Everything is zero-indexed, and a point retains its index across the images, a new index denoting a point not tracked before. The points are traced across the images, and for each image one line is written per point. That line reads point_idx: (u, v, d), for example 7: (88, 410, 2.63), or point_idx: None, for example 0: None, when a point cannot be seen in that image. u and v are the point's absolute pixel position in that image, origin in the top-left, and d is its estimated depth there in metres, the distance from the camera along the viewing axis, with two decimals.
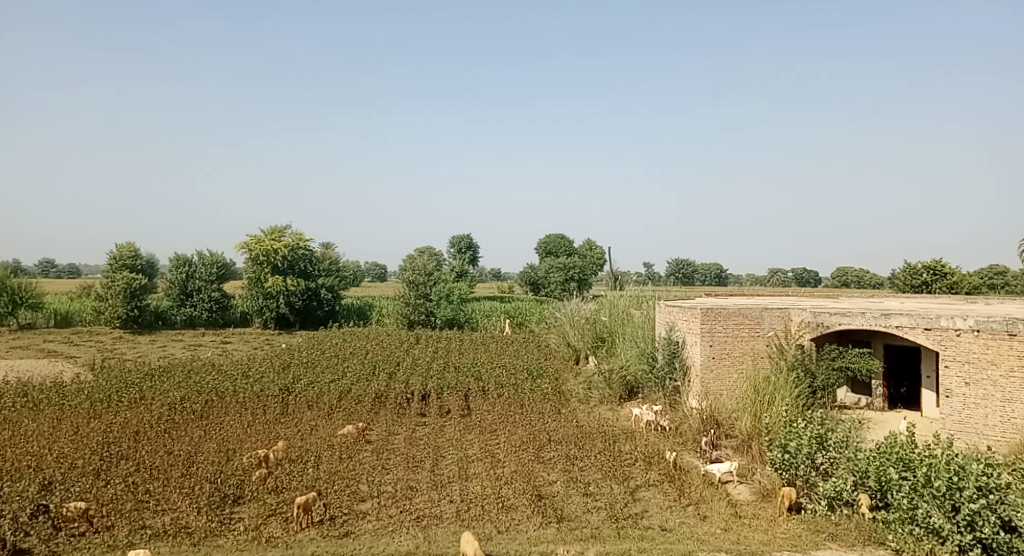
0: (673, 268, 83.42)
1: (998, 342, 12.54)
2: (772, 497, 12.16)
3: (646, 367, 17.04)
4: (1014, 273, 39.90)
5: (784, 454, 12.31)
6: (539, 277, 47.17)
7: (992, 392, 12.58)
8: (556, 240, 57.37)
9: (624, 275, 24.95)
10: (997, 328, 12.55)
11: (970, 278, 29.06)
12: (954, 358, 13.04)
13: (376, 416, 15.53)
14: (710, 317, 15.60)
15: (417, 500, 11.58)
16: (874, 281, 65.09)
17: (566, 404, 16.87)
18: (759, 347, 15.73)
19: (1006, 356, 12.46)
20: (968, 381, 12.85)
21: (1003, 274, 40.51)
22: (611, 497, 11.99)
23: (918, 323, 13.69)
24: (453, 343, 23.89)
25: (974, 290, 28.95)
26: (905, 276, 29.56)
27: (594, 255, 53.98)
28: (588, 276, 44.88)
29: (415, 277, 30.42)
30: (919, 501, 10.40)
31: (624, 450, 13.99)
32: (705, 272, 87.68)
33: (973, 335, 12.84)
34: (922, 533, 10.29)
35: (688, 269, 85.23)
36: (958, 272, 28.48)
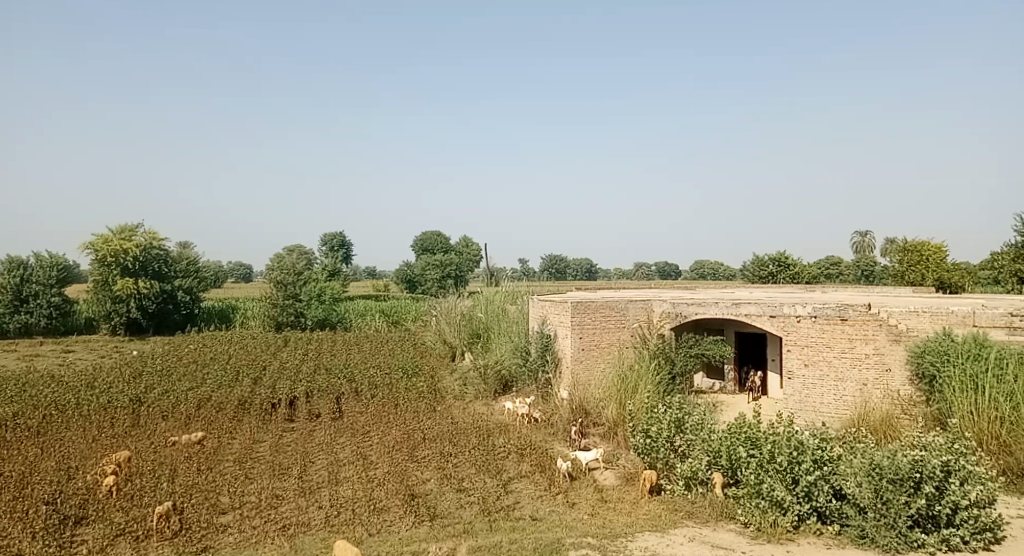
0: (549, 264, 85.43)
1: (832, 326, 13.73)
2: (635, 480, 12.73)
3: (520, 361, 17.32)
4: (847, 263, 44.01)
5: (646, 439, 12.96)
6: (415, 274, 46.81)
7: (827, 372, 13.75)
8: (432, 237, 57.36)
9: (499, 270, 25.27)
10: (830, 314, 13.75)
11: (808, 269, 31.85)
12: (796, 343, 14.17)
13: (239, 423, 14.83)
14: (580, 309, 16.09)
15: (283, 508, 11.18)
16: (729, 273, 69.83)
17: (441, 401, 16.84)
18: (624, 337, 16.44)
19: (839, 339, 13.67)
20: (807, 363, 13.99)
21: (839, 264, 44.57)
22: (484, 491, 12.12)
23: (764, 311, 14.75)
24: (325, 344, 23.25)
25: (812, 280, 31.68)
26: (755, 267, 31.85)
27: (471, 252, 54.25)
28: (464, 273, 45.29)
29: (283, 276, 29.32)
30: (765, 476, 11.16)
31: (497, 444, 14.16)
32: (580, 268, 90.62)
33: (811, 321, 13.99)
34: (766, 506, 11.03)
35: (562, 265, 87.48)
36: (799, 263, 31.08)
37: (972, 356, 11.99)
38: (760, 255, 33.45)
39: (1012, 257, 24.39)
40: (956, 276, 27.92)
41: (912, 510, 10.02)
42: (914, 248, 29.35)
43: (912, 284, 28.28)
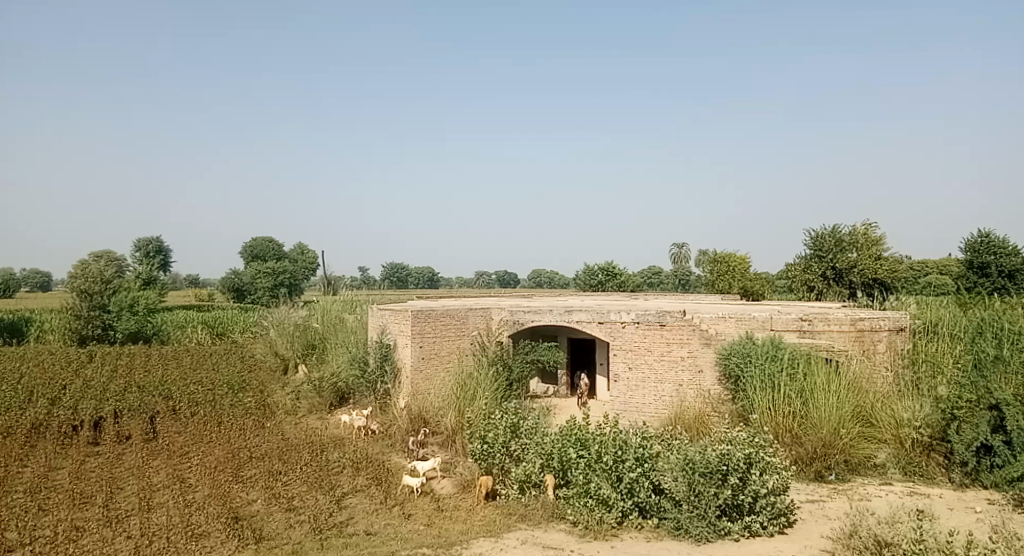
0: (388, 272, 84.38)
1: (653, 331, 14.71)
2: (471, 487, 12.79)
3: (357, 372, 16.83)
4: (666, 273, 47.64)
5: (483, 445, 13.02)
6: (244, 283, 44.26)
7: (648, 374, 14.68)
8: (264, 244, 54.67)
9: (336, 279, 24.60)
10: (651, 320, 14.73)
11: (633, 277, 34.03)
12: (621, 347, 15.03)
13: (31, 451, 13.16)
14: (420, 318, 15.90)
15: (83, 542, 10.04)
16: (562, 282, 73.04)
17: (270, 416, 16.01)
18: (464, 345, 16.60)
19: (658, 343, 14.66)
20: (630, 366, 14.87)
21: (659, 273, 48.11)
22: (315, 508, 11.65)
23: (593, 317, 15.50)
24: (138, 359, 21.29)
25: (636, 289, 33.89)
26: (587, 276, 33.52)
27: (306, 259, 52.36)
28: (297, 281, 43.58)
29: (88, 286, 26.54)
30: (592, 475, 11.68)
31: (331, 459, 13.68)
32: (421, 277, 90.42)
33: (634, 326, 14.91)
34: (594, 504, 11.55)
35: (403, 273, 86.77)
36: (625, 272, 33.11)
37: (770, 356, 13.32)
38: (591, 264, 35.24)
39: (802, 268, 27.61)
40: (758, 285, 31.15)
41: (719, 500, 10.94)
42: (725, 259, 32.37)
43: (721, 292, 31.09)
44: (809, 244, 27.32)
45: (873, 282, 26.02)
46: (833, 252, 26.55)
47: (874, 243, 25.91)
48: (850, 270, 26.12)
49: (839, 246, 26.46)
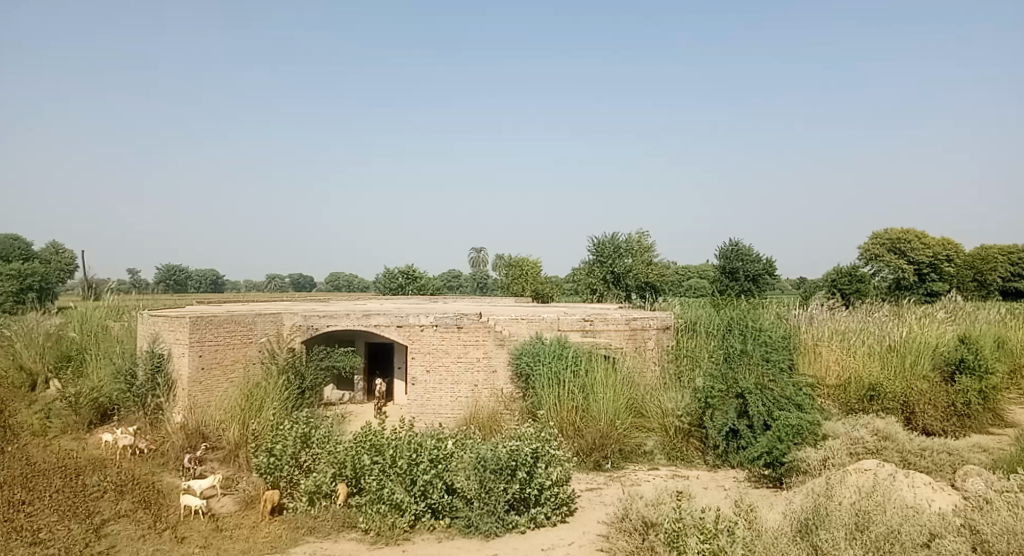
0: (165, 272, 77.25)
1: (450, 334, 14.67)
2: (255, 503, 11.98)
3: (123, 387, 15.15)
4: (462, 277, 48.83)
5: (268, 458, 12.15)
6: None
7: (445, 376, 14.61)
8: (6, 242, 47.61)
9: (100, 282, 22.12)
10: (449, 323, 14.68)
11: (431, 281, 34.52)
12: (419, 351, 14.78)
13: None
14: (199, 325, 14.75)
15: None
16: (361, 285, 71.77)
17: (12, 440, 13.91)
18: (250, 354, 15.66)
19: (455, 345, 14.64)
20: (428, 369, 14.68)
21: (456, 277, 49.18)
22: (67, 540, 10.29)
23: (391, 321, 15.08)
24: None
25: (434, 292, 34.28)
26: (385, 280, 33.17)
27: (61, 261, 46.56)
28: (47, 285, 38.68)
29: None
30: (386, 481, 11.48)
31: (89, 484, 12.19)
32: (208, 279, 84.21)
33: (432, 329, 14.75)
34: (386, 510, 11.34)
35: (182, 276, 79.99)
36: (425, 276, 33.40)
37: (557, 355, 14.09)
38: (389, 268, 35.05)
39: (586, 273, 29.56)
40: (547, 288, 32.91)
41: (508, 495, 11.33)
42: (518, 263, 33.90)
43: (514, 295, 32.36)
44: (591, 250, 29.37)
45: (645, 285, 28.80)
46: (612, 258, 28.79)
47: (645, 250, 28.87)
48: (626, 275, 28.47)
49: (617, 253, 28.82)
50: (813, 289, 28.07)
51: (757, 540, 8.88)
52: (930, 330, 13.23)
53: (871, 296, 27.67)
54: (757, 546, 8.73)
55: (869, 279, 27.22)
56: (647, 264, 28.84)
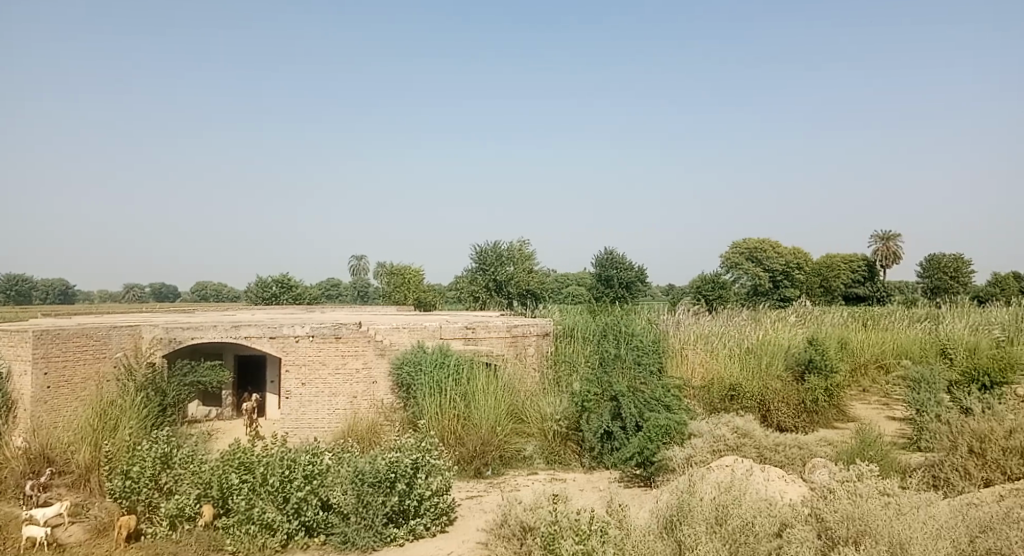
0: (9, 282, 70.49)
1: (327, 344, 14.27)
2: (108, 531, 11.10)
3: None
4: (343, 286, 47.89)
5: (125, 481, 11.33)
6: None
7: (321, 389, 14.17)
8: None
9: None
10: (326, 333, 14.29)
11: (307, 290, 33.96)
12: (294, 363, 14.26)
13: None
14: (44, 340, 13.55)
15: None
16: None
17: None
18: (104, 370, 14.58)
19: (333, 356, 14.26)
20: (303, 382, 14.18)
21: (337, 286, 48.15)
22: None
23: (263, 332, 14.45)
24: None
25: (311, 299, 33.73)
26: (258, 288, 32.35)
27: None
28: None
29: None
30: (256, 500, 10.86)
31: None
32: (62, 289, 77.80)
33: (308, 340, 14.29)
34: (256, 530, 10.69)
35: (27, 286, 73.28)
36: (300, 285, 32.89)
37: (438, 364, 13.99)
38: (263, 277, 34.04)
39: (468, 281, 29.69)
40: (429, 296, 32.88)
41: (386, 508, 10.98)
42: (401, 271, 33.69)
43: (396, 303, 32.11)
44: (474, 259, 29.54)
45: (527, 293, 29.34)
46: (494, 266, 29.13)
47: (527, 258, 29.38)
48: (508, 282, 28.88)
49: (499, 261, 29.19)
50: (681, 296, 29.58)
51: (626, 539, 9.15)
52: (783, 334, 14.36)
53: (732, 302, 29.55)
54: (627, 544, 8.96)
55: (730, 287, 29.10)
56: (528, 272, 29.40)
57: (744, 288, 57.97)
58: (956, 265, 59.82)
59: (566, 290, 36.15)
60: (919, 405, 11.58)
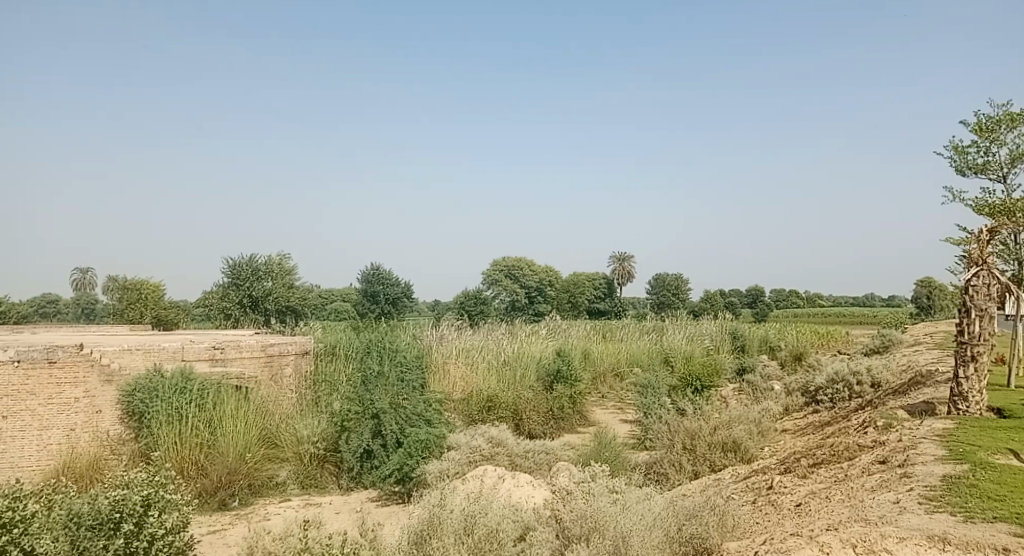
0: None
1: (38, 370, 12.38)
2: None
3: None
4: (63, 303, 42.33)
5: None
6: None
7: (29, 421, 12.17)
8: None
9: None
10: (36, 357, 12.38)
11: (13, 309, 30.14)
12: None
13: None
14: None
15: None
16: None
17: None
18: None
19: (46, 384, 12.42)
20: (5, 414, 11.99)
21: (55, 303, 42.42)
22: None
23: None
24: None
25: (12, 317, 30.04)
26: None
27: None
28: None
29: None
30: None
31: None
32: None
33: (12, 366, 12.15)
34: None
35: None
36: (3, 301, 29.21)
37: (178, 389, 12.58)
38: None
39: (220, 296, 27.64)
40: (171, 313, 30.27)
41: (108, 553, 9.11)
42: (136, 286, 30.82)
43: (129, 321, 29.44)
44: (226, 272, 27.60)
45: (286, 310, 28.54)
46: (249, 281, 27.61)
47: (287, 273, 28.63)
48: (265, 299, 27.78)
49: (255, 275, 27.76)
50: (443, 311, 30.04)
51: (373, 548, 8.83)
52: (534, 348, 15.53)
53: (492, 317, 30.80)
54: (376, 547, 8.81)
55: (490, 305, 30.57)
56: (288, 288, 28.52)
57: (502, 304, 60.95)
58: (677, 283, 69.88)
59: (326, 306, 35.23)
60: (647, 407, 12.97)
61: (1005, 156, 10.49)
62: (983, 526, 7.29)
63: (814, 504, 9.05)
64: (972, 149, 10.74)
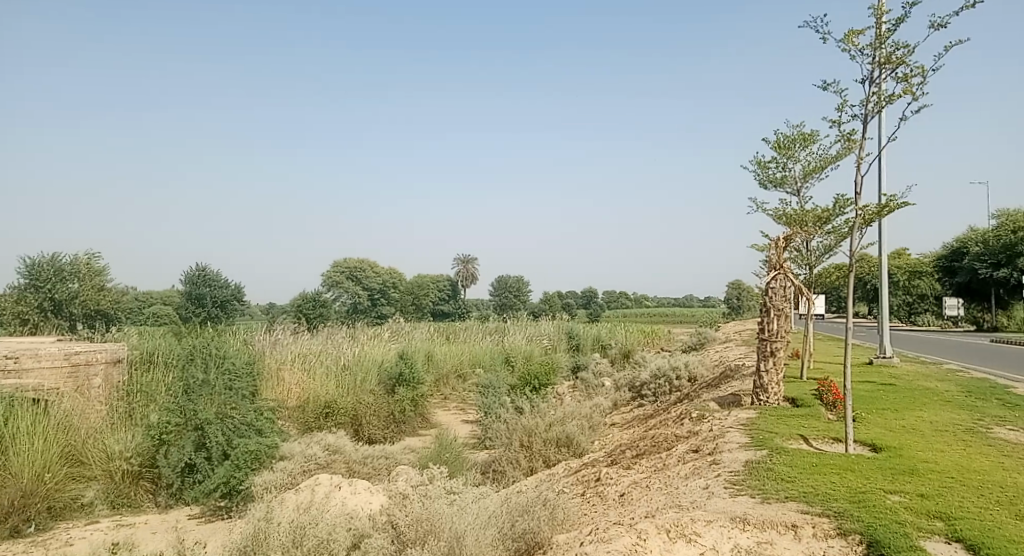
0: None
1: None
2: None
3: None
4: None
5: None
6: None
7: None
8: None
9: None
10: None
11: None
12: None
13: None
14: None
15: None
16: None
17: None
18: None
19: None
20: None
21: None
22: None
23: None
24: None
25: None
26: None
27: None
28: None
29: None
30: None
31: None
32: None
33: None
34: None
35: None
36: None
37: None
38: None
39: (14, 299, 24.60)
40: None
41: None
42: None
43: None
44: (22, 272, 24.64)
45: (96, 313, 26.22)
46: (51, 283, 24.91)
47: (98, 274, 26.39)
48: (71, 302, 25.31)
49: (59, 277, 25.13)
50: (280, 314, 28.57)
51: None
52: (376, 351, 15.39)
53: (334, 318, 29.73)
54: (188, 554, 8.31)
55: (330, 307, 29.59)
56: (99, 290, 26.29)
57: (344, 306, 59.27)
58: (516, 287, 72.64)
59: (145, 310, 32.54)
60: (487, 407, 13.18)
61: (799, 172, 11.75)
62: (777, 506, 8.07)
63: (636, 493, 9.63)
64: (773, 164, 11.92)
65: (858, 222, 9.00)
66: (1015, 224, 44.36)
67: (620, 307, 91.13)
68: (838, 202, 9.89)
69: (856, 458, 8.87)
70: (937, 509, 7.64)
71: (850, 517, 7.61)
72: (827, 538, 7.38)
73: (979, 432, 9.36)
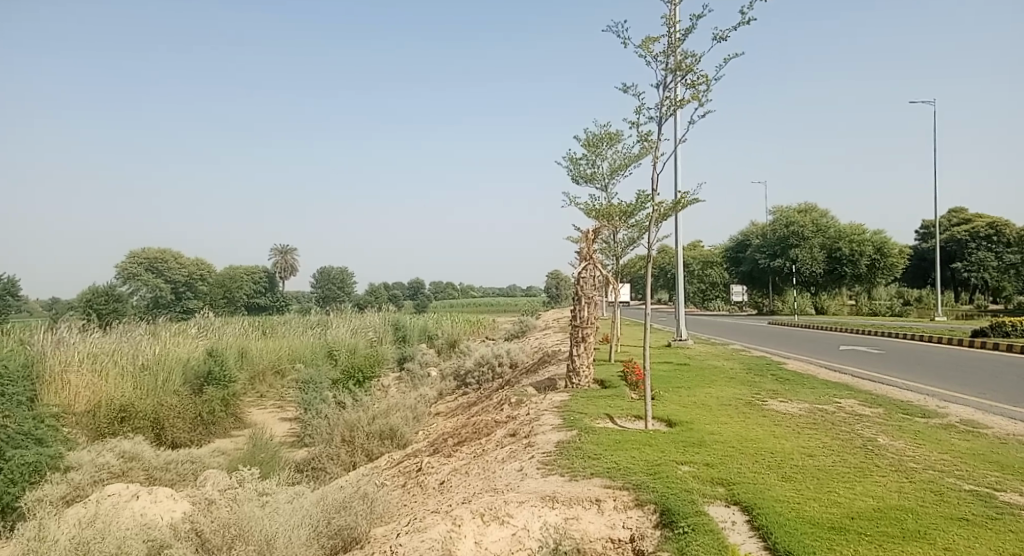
0: None
1: None
2: None
3: None
4: None
5: None
6: None
7: None
8: None
9: None
10: None
11: None
12: None
13: None
14: None
15: None
16: None
17: None
18: None
19: None
20: None
21: None
22: None
23: None
24: None
25: None
26: None
27: None
28: None
29: None
30: None
31: None
32: None
33: None
34: None
35: None
36: None
37: None
38: None
39: None
40: None
41: None
42: None
43: None
44: None
45: None
46: None
47: None
48: None
49: None
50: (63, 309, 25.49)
51: None
52: (182, 348, 14.43)
53: (130, 312, 27.00)
54: None
55: (125, 300, 26.89)
56: None
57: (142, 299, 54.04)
58: (341, 278, 70.87)
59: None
60: (306, 404, 12.73)
61: (606, 168, 12.45)
62: (583, 483, 8.50)
63: (455, 480, 9.78)
64: (582, 161, 12.55)
65: (656, 217, 9.59)
66: (787, 220, 50.47)
67: (446, 297, 91.82)
68: (640, 197, 10.55)
69: (653, 433, 9.60)
70: (719, 475, 8.47)
71: (647, 488, 8.17)
72: (626, 509, 7.86)
73: (756, 405, 10.53)
